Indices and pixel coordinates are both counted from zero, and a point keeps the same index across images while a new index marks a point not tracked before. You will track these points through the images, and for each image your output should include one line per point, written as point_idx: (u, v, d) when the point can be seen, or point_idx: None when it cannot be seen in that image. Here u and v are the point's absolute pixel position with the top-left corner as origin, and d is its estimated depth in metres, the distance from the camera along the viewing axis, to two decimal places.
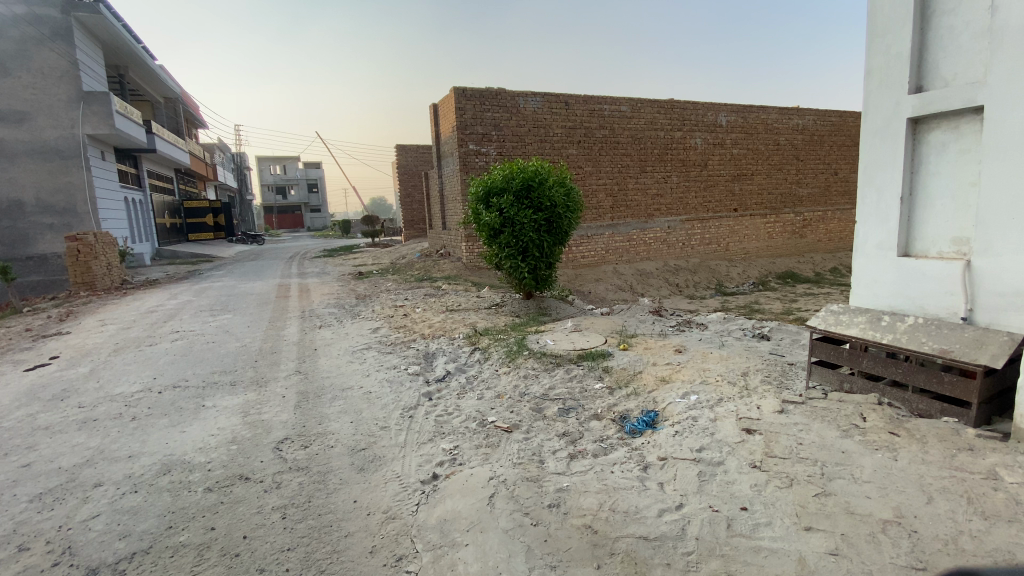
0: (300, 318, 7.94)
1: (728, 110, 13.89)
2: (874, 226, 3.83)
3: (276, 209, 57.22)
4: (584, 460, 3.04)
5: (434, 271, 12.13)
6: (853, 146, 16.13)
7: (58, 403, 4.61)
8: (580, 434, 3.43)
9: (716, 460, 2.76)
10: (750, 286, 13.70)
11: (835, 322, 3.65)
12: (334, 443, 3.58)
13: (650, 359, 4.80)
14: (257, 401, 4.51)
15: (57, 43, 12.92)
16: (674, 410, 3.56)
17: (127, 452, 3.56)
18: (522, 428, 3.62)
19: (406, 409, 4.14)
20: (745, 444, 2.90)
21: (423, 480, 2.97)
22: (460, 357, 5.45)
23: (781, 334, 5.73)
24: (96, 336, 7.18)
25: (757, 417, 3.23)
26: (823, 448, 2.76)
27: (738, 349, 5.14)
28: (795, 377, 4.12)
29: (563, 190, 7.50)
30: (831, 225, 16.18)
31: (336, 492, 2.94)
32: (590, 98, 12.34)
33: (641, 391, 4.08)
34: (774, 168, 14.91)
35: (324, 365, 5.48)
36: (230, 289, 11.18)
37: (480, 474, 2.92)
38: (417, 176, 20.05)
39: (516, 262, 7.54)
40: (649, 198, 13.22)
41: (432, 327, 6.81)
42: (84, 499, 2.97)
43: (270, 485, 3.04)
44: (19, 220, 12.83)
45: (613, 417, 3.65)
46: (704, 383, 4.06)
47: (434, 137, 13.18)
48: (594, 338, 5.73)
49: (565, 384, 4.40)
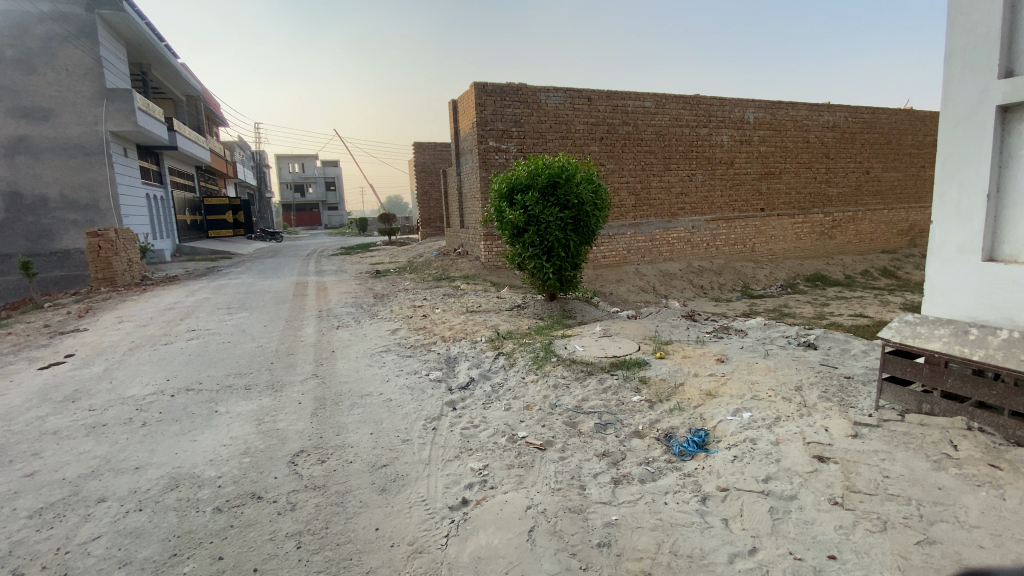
0: (317, 318, 7.71)
1: (756, 106, 13.40)
2: (953, 228, 3.42)
3: (295, 207, 57.68)
4: (631, 487, 2.72)
5: (452, 270, 11.83)
6: (885, 144, 15.52)
7: (69, 405, 4.42)
8: (623, 455, 3.11)
9: (788, 495, 2.42)
10: (778, 288, 13.15)
11: (912, 334, 3.25)
12: (353, 458, 3.30)
13: (691, 370, 4.43)
14: (271, 407, 4.26)
15: (81, 40, 12.95)
16: (727, 429, 3.21)
17: (135, 463, 3.33)
18: (557, 445, 3.31)
19: (429, 420, 3.85)
20: (820, 474, 2.56)
21: (453, 506, 2.67)
22: (483, 363, 5.13)
23: (828, 342, 5.31)
24: (113, 334, 7.03)
25: (827, 441, 2.87)
26: (914, 483, 2.44)
27: (785, 359, 4.74)
28: (857, 394, 3.73)
29: (590, 187, 7.14)
30: (861, 226, 15.56)
31: (356, 517, 2.65)
32: (614, 94, 11.93)
33: (685, 405, 3.72)
34: (804, 166, 14.33)
35: (342, 368, 5.23)
36: (247, 287, 11.03)
37: (516, 501, 2.61)
38: (434, 173, 19.82)
39: (540, 262, 7.22)
40: (672, 196, 12.79)
41: (453, 329, 6.53)
42: (86, 516, 2.73)
43: (283, 507, 2.77)
44: (43, 216, 12.88)
45: (657, 435, 3.31)
46: (756, 398, 3.69)
47: (453, 134, 12.89)
48: (625, 345, 5.38)
49: (600, 396, 4.06)
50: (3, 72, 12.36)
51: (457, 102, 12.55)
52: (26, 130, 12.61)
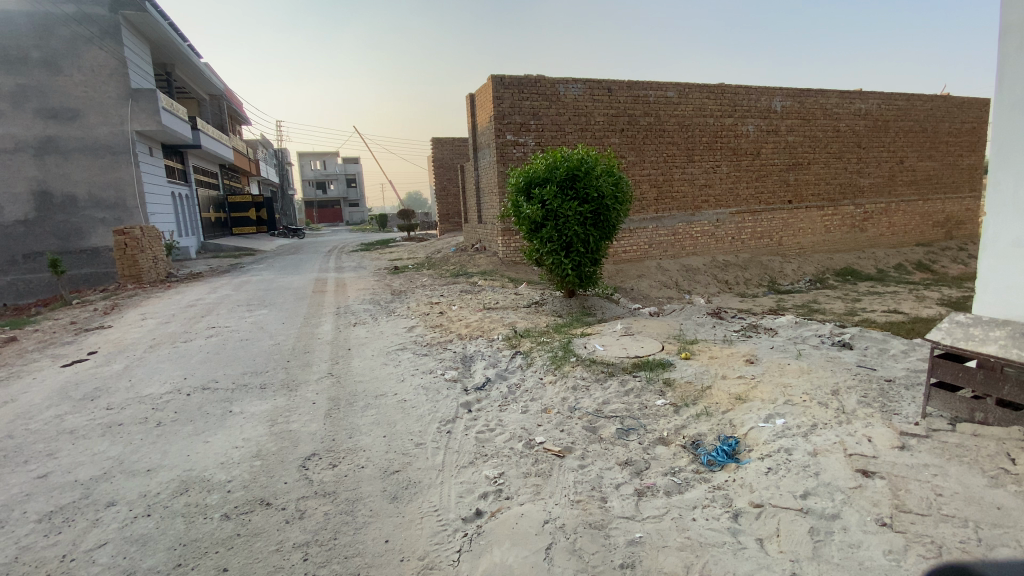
0: (335, 315, 7.68)
1: (784, 94, 12.91)
2: (1009, 220, 3.13)
3: (317, 203, 58.41)
4: (656, 500, 2.55)
5: (470, 266, 11.71)
6: (920, 131, 14.83)
7: (87, 403, 4.43)
8: (646, 464, 2.94)
9: (830, 513, 2.22)
10: (807, 283, 12.68)
11: (964, 337, 2.97)
12: (364, 463, 3.19)
13: (718, 372, 4.20)
14: (285, 407, 4.19)
15: (106, 41, 13.18)
16: (759, 438, 3.01)
17: (146, 466, 3.28)
18: (576, 452, 3.14)
19: (443, 422, 3.72)
20: (865, 491, 2.34)
21: (466, 517, 2.54)
22: (499, 363, 4.98)
23: (865, 342, 5.02)
24: (135, 331, 7.11)
25: (870, 453, 2.64)
26: (971, 502, 2.21)
27: (819, 360, 4.47)
28: (900, 399, 3.46)
29: (611, 180, 6.90)
30: (893, 218, 14.94)
31: (365, 528, 2.54)
32: (635, 84, 11.61)
33: (713, 410, 3.52)
34: (834, 156, 13.75)
35: (357, 367, 5.14)
36: (267, 283, 11.10)
37: (533, 515, 2.46)
38: (452, 168, 19.75)
39: (558, 258, 7.02)
40: (696, 189, 12.41)
41: (470, 326, 6.40)
42: (94, 521, 2.69)
43: (292, 515, 2.67)
44: (72, 215, 13.19)
45: (683, 443, 3.13)
46: (789, 403, 3.47)
47: (471, 128, 12.72)
48: (648, 344, 5.17)
49: (621, 399, 3.87)
50: (32, 74, 12.65)
51: (474, 96, 12.39)
52: (54, 131, 12.90)
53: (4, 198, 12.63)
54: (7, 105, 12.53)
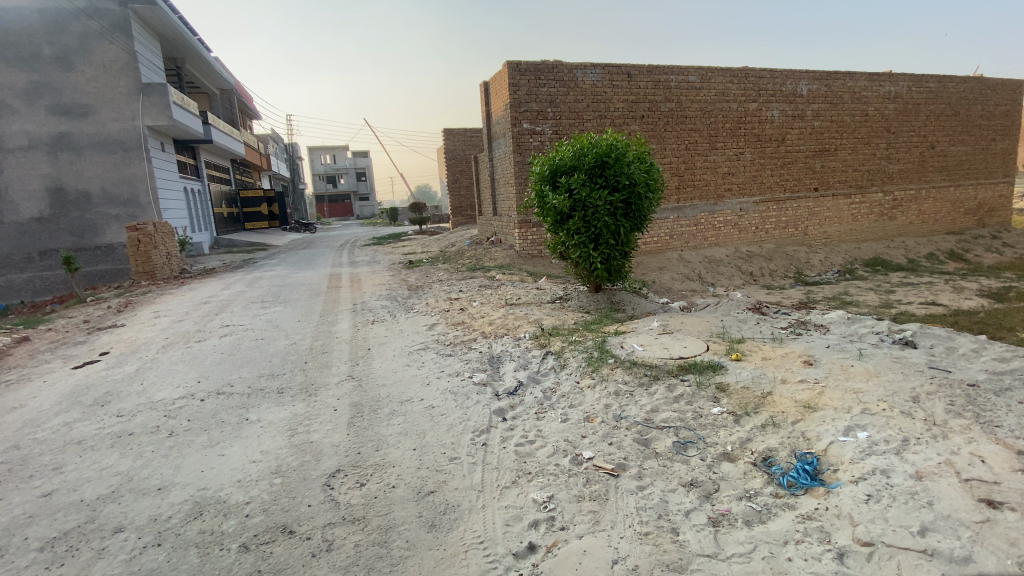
0: (351, 312, 7.40)
1: (810, 78, 12.33)
2: None
3: (328, 198, 58.47)
4: (739, 533, 2.22)
5: (486, 259, 11.38)
6: (951, 115, 14.13)
7: (97, 410, 4.18)
8: (716, 486, 2.59)
9: (960, 556, 1.90)
10: (834, 274, 12.13)
11: None
12: (395, 482, 2.87)
13: (777, 375, 3.81)
14: (304, 415, 3.89)
15: (117, 35, 12.94)
16: (843, 455, 2.64)
17: (158, 483, 3.01)
18: (631, 470, 2.80)
19: (477, 433, 3.38)
20: (996, 527, 2.01)
21: (518, 553, 2.22)
22: (530, 365, 4.62)
23: (929, 340, 4.57)
24: (148, 330, 6.87)
25: (990, 478, 2.29)
26: None
27: (885, 360, 4.06)
28: (994, 407, 3.09)
29: (642, 167, 6.48)
30: (923, 205, 14.31)
31: (402, 564, 2.22)
32: (655, 69, 11.12)
33: (781, 421, 3.14)
34: (862, 141, 13.14)
35: (379, 369, 4.83)
36: (280, 279, 10.84)
37: (598, 554, 2.15)
38: (464, 160, 19.42)
39: (586, 252, 6.65)
40: (719, 177, 11.89)
41: (493, 324, 6.05)
42: (100, 552, 2.42)
43: (319, 545, 2.37)
44: (86, 211, 13.05)
45: (753, 460, 2.79)
46: (868, 412, 3.08)
47: (485, 117, 12.32)
48: (691, 344, 4.78)
49: (672, 407, 3.50)
50: (44, 71, 12.47)
51: (488, 84, 11.98)
52: (67, 127, 12.74)
53: (18, 196, 12.52)
54: (20, 102, 12.39)
